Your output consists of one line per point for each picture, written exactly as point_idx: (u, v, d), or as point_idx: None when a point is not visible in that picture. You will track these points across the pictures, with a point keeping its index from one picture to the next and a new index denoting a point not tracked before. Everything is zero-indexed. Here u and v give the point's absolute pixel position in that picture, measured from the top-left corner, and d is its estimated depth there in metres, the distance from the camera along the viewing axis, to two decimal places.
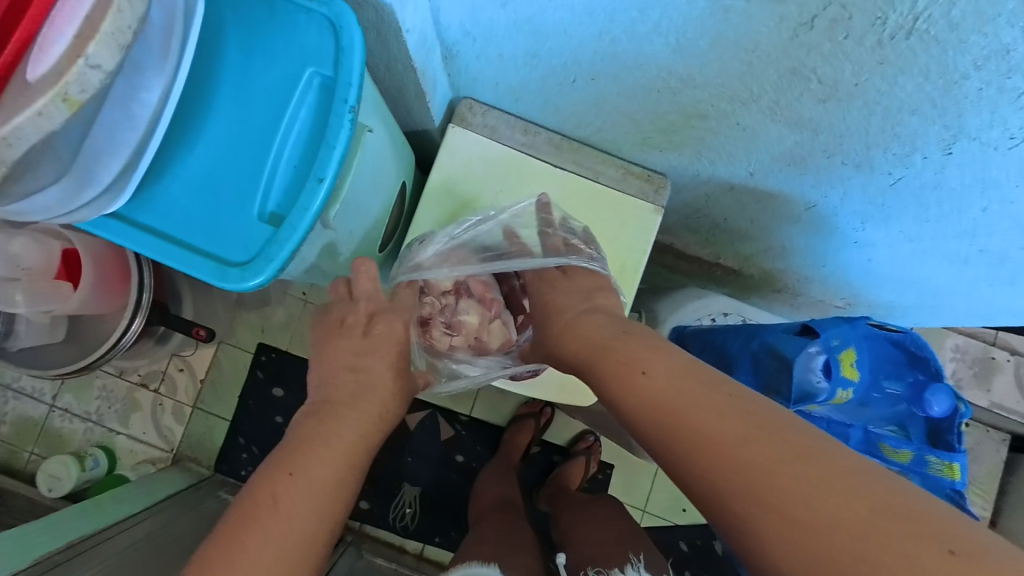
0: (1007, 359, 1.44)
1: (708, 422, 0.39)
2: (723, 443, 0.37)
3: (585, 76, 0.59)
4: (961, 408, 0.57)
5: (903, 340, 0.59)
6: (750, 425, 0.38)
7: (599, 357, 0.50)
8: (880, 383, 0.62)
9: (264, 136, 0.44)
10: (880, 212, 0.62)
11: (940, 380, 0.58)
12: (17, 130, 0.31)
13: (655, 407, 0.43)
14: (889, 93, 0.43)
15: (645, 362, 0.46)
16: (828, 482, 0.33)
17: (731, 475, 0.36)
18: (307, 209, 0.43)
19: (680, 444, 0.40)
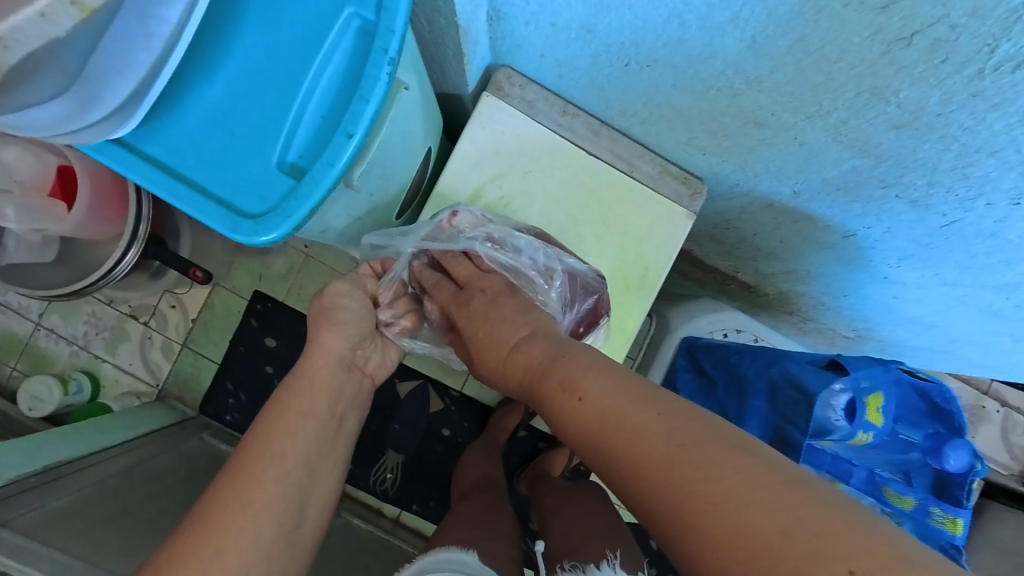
0: (996, 410, 1.45)
1: (644, 437, 0.37)
2: (658, 458, 0.36)
3: (640, 62, 0.55)
4: (978, 466, 0.58)
5: (930, 391, 0.59)
6: (682, 437, 0.36)
7: (541, 380, 0.48)
8: (899, 430, 0.61)
9: (292, 78, 0.41)
10: (922, 252, 0.59)
11: (961, 435, 0.58)
12: (16, 32, 0.27)
13: (592, 425, 0.41)
14: (973, 130, 0.39)
15: (582, 385, 0.44)
16: (762, 490, 0.32)
17: (671, 485, 0.35)
18: (333, 165, 0.39)
19: (613, 464, 0.38)
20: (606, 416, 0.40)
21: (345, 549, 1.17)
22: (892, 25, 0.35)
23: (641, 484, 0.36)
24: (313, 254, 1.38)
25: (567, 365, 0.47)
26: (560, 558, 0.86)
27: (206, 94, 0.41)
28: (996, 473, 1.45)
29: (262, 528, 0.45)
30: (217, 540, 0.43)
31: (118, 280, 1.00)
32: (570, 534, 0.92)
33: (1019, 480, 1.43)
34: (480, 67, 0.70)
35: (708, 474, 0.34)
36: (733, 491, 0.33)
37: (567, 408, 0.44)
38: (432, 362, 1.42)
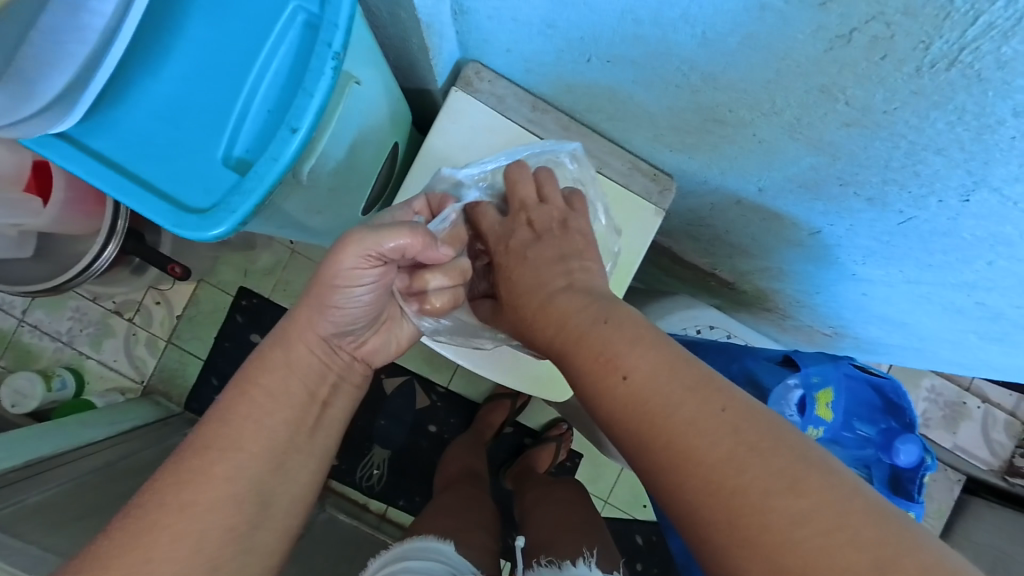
0: (977, 406, 1.45)
1: (700, 444, 0.35)
2: (712, 468, 0.34)
3: (601, 57, 0.55)
4: (928, 460, 0.58)
5: (883, 386, 0.60)
6: (744, 449, 0.34)
7: (575, 349, 0.46)
8: (853, 425, 0.61)
9: (238, 73, 0.41)
10: (884, 250, 0.59)
11: (912, 431, 0.59)
12: None
13: (635, 413, 0.39)
14: (918, 128, 0.40)
15: (623, 362, 0.42)
16: (823, 522, 0.31)
17: (724, 497, 0.34)
18: (277, 159, 0.39)
19: (658, 453, 0.37)
20: (650, 404, 0.38)
21: (329, 544, 1.17)
22: (834, 22, 0.35)
23: (689, 485, 0.35)
24: (298, 251, 1.38)
25: (600, 338, 0.45)
26: (535, 552, 0.86)
27: (151, 87, 0.40)
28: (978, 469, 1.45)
29: (212, 524, 0.41)
30: (155, 538, 0.39)
31: (97, 275, 1.00)
32: (546, 529, 0.92)
33: (999, 476, 1.43)
34: (448, 62, 0.70)
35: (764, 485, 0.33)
36: (786, 509, 0.32)
37: (607, 385, 0.41)
38: (418, 358, 1.42)
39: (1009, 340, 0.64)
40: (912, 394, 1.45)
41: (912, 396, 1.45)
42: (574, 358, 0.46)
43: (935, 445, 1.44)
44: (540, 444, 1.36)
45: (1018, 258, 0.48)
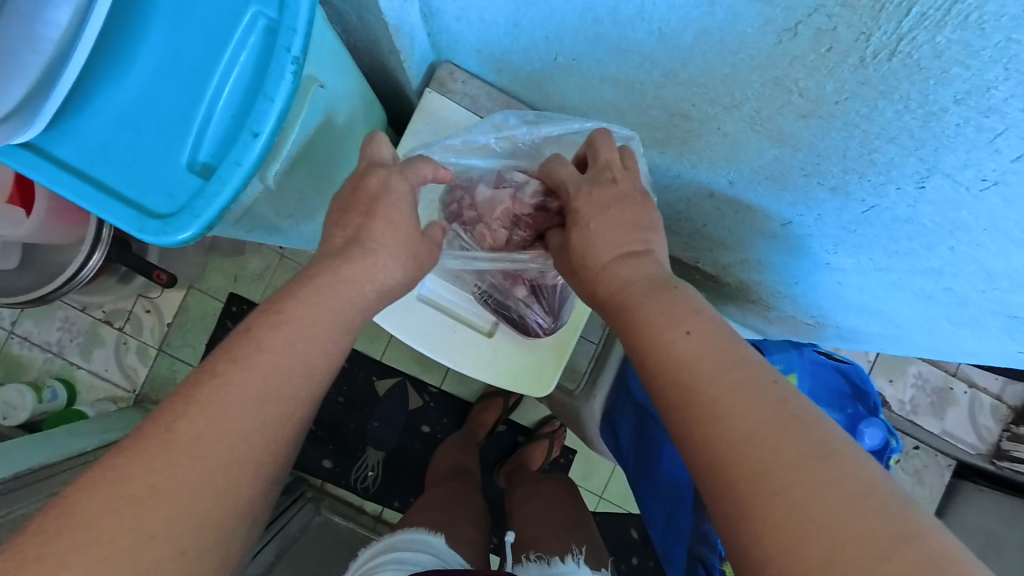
0: (964, 391, 1.47)
1: (735, 398, 0.34)
2: (744, 424, 0.32)
3: (567, 55, 0.55)
4: (893, 443, 0.59)
5: (850, 371, 0.62)
6: (779, 412, 0.33)
7: (635, 309, 0.43)
8: (821, 410, 0.62)
9: (200, 79, 0.42)
10: (853, 238, 0.60)
11: (876, 415, 0.60)
12: None
13: (678, 365, 0.37)
14: (869, 117, 0.41)
15: (688, 325, 0.39)
16: (852, 494, 0.28)
17: (740, 454, 0.32)
18: (239, 163, 0.41)
19: (690, 414, 0.35)
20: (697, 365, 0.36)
21: (324, 546, 1.17)
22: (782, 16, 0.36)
23: (714, 446, 0.33)
24: (287, 255, 1.39)
25: (654, 306, 0.41)
26: (525, 549, 0.87)
27: (111, 93, 0.41)
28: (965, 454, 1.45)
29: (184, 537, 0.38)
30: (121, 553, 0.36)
31: (84, 284, 1.01)
32: (536, 526, 0.93)
33: (988, 460, 1.44)
34: (422, 63, 0.70)
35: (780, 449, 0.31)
36: (799, 476, 0.30)
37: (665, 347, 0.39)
38: (409, 359, 1.43)
39: (980, 326, 0.65)
40: (900, 381, 1.46)
41: (900, 383, 1.46)
42: (629, 323, 0.43)
43: (923, 431, 1.46)
44: (533, 440, 1.37)
45: (976, 243, 0.49)
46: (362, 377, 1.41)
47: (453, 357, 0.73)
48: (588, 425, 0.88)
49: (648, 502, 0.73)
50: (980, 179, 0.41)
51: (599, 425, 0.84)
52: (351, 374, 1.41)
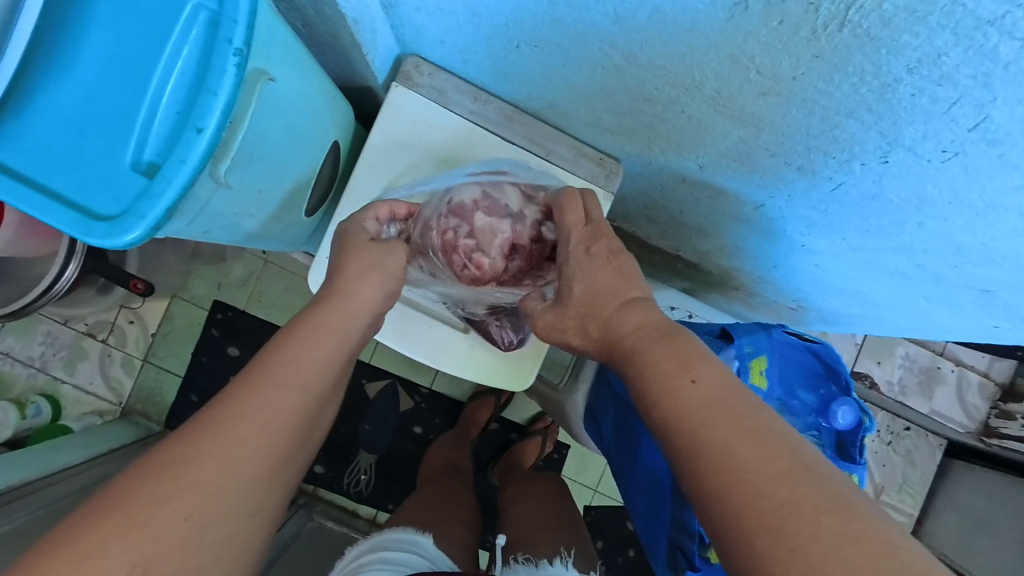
0: (951, 370, 1.48)
1: (747, 451, 0.35)
2: (758, 478, 0.34)
3: (528, 43, 0.54)
4: (866, 422, 0.58)
5: (819, 351, 0.60)
6: (792, 465, 0.34)
7: (639, 360, 0.43)
8: (794, 392, 0.62)
9: (141, 76, 0.41)
10: (824, 219, 0.60)
11: (848, 394, 0.60)
12: None
13: (688, 418, 0.38)
14: (826, 92, 0.40)
15: (690, 376, 0.40)
16: (868, 547, 0.30)
17: (764, 513, 0.33)
18: (184, 161, 0.40)
19: (710, 476, 0.35)
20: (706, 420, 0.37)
21: (319, 552, 1.16)
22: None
23: (736, 510, 0.34)
24: (270, 260, 1.37)
25: (662, 352, 0.42)
26: (514, 549, 0.86)
27: (51, 94, 0.39)
28: (954, 432, 1.46)
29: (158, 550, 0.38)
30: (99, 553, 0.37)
31: (61, 296, 0.99)
32: (525, 526, 0.92)
33: (977, 438, 1.45)
34: (387, 58, 0.69)
35: (799, 505, 0.32)
36: (822, 534, 0.31)
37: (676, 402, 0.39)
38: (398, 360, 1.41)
39: (955, 302, 0.65)
40: (889, 363, 1.47)
41: (889, 365, 1.47)
42: (635, 376, 0.43)
43: (913, 411, 1.47)
44: (525, 437, 1.36)
45: (941, 218, 0.49)
46: (351, 380, 1.40)
47: (428, 354, 0.72)
48: (571, 418, 0.87)
49: (632, 493, 0.73)
50: (940, 151, 0.40)
51: (582, 419, 0.83)
52: None
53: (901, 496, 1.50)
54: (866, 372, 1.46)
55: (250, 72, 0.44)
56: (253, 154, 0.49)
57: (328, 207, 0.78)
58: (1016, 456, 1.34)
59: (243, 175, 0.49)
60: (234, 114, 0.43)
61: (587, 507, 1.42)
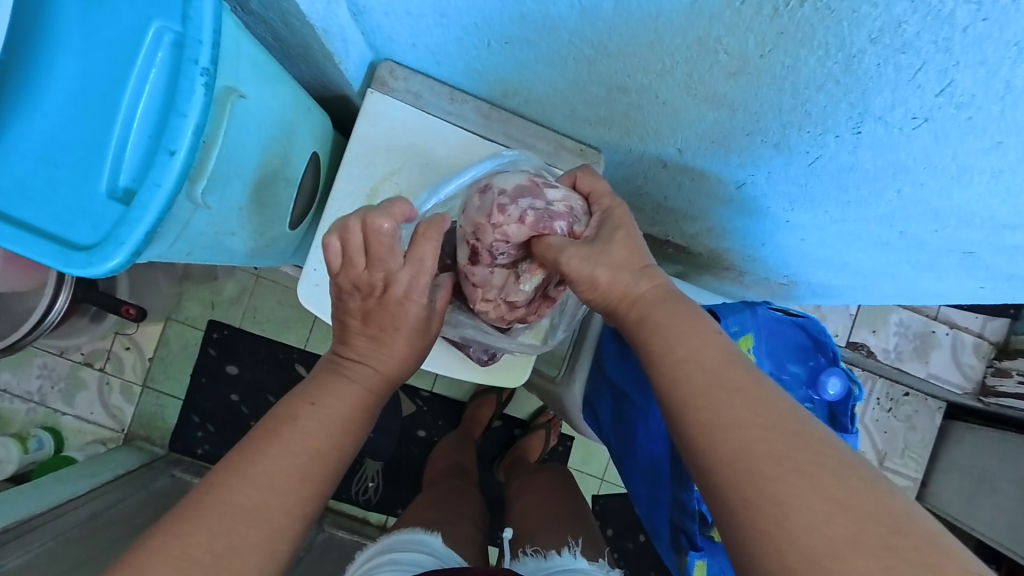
0: (946, 333, 1.49)
1: (735, 401, 0.40)
2: (743, 425, 0.38)
3: (499, 40, 0.55)
4: (855, 391, 0.59)
5: (806, 325, 0.62)
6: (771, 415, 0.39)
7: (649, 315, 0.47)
8: (785, 366, 0.62)
9: (111, 102, 0.40)
10: (804, 194, 0.60)
11: (837, 365, 0.61)
12: None
13: (687, 371, 0.43)
14: (794, 68, 0.40)
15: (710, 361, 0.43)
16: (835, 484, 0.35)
17: (766, 471, 0.36)
18: (159, 184, 0.40)
19: (729, 461, 0.38)
20: (735, 417, 0.39)
21: (332, 562, 1.16)
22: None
23: (742, 468, 0.37)
24: (262, 275, 1.36)
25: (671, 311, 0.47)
26: (522, 543, 0.87)
27: (22, 129, 0.39)
28: (953, 394, 1.49)
29: None
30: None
31: (52, 330, 0.99)
32: (532, 518, 0.93)
33: (975, 398, 1.47)
34: (360, 65, 0.69)
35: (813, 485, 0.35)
36: (832, 517, 0.34)
37: (696, 408, 0.41)
38: None
39: (938, 266, 0.66)
40: (884, 331, 1.48)
41: (884, 333, 1.48)
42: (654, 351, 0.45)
43: (910, 377, 1.48)
44: (529, 432, 1.36)
45: (918, 183, 0.49)
46: None
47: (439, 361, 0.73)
48: (571, 410, 0.88)
49: (632, 480, 0.73)
50: (909, 119, 0.41)
51: (581, 409, 0.84)
52: None
53: (903, 461, 1.52)
54: (861, 341, 1.47)
55: (219, 90, 0.44)
56: (229, 171, 0.48)
57: (313, 218, 0.78)
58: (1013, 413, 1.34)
59: (220, 194, 0.49)
60: (207, 134, 0.43)
61: (595, 497, 1.43)
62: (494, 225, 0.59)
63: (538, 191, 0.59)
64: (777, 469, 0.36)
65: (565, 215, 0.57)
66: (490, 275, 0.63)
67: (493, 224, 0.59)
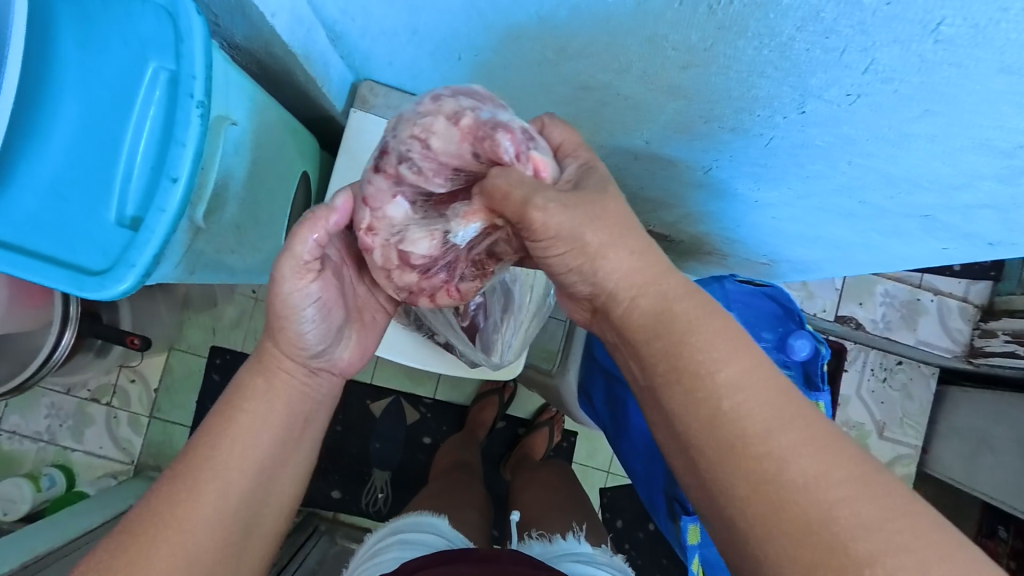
0: (931, 300, 1.53)
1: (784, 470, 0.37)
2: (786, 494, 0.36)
3: (468, 52, 0.59)
4: (823, 350, 0.63)
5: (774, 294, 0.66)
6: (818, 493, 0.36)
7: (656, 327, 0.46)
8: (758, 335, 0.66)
9: (115, 135, 0.44)
10: (767, 172, 0.64)
11: (805, 328, 0.65)
12: None
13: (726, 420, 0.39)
14: (735, 58, 0.44)
15: (744, 373, 0.39)
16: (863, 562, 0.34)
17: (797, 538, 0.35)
18: (163, 208, 0.44)
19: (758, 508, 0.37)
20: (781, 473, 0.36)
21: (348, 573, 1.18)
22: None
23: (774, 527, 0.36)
24: (261, 297, 1.40)
25: None
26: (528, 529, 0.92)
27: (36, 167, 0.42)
28: (944, 359, 1.52)
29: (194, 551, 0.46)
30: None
31: (61, 366, 1.01)
32: (536, 509, 0.96)
33: (965, 360, 1.50)
34: (341, 84, 0.73)
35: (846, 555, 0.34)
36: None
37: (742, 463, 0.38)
38: (399, 376, 1.44)
39: (901, 231, 0.70)
40: (870, 303, 1.52)
41: (871, 305, 1.52)
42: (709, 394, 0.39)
43: (900, 345, 1.52)
44: (533, 430, 1.38)
45: (866, 153, 0.53)
46: (356, 402, 1.43)
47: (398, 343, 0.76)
48: (568, 400, 0.91)
49: (629, 460, 0.76)
50: (845, 95, 0.45)
51: (577, 397, 0.87)
52: (343, 401, 1.42)
53: (904, 429, 1.55)
54: (848, 315, 1.51)
55: (213, 119, 0.47)
56: (227, 193, 0.52)
57: None
58: (1005, 372, 1.38)
59: (218, 216, 0.52)
60: (204, 159, 0.47)
61: (603, 489, 1.46)
62: (426, 121, 0.50)
63: (495, 107, 0.51)
64: (812, 501, 0.35)
65: (519, 135, 0.48)
66: (388, 201, 0.51)
67: (424, 121, 0.50)
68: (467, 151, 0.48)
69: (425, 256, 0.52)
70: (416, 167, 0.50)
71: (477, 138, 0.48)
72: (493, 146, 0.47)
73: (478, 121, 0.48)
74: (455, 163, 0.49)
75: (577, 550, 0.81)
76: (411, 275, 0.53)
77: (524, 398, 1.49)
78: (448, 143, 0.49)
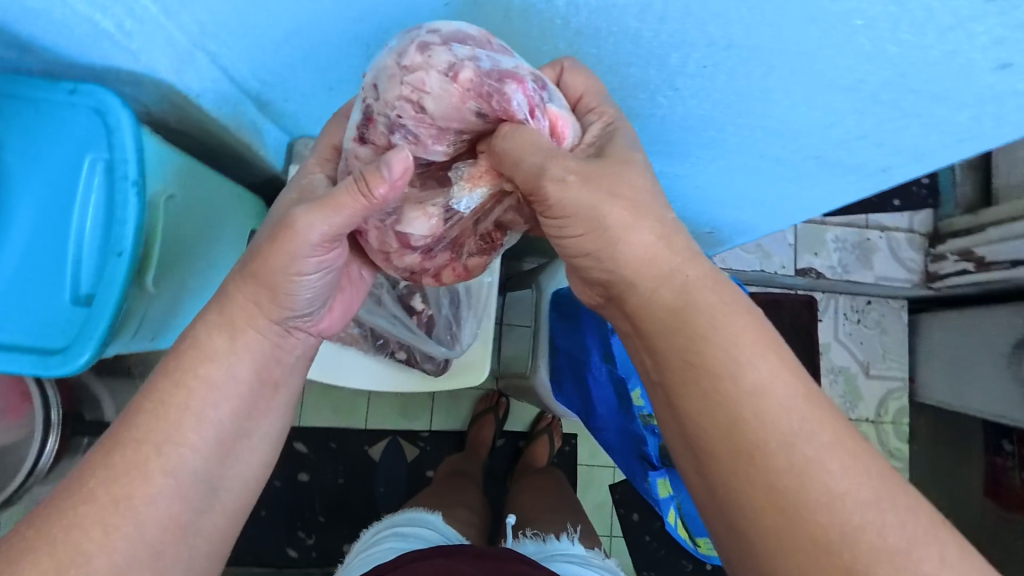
0: (880, 237, 1.60)
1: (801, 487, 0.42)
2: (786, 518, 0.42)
3: None
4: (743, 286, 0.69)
5: None
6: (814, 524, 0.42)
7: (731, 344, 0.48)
8: None
9: (60, 224, 0.48)
10: (670, 149, 0.71)
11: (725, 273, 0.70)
12: None
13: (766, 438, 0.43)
14: (599, 49, 0.50)
15: (779, 390, 0.44)
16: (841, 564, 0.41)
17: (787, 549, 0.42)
18: (114, 281, 0.47)
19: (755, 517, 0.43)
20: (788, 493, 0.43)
21: None
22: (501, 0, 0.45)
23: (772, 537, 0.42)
24: None
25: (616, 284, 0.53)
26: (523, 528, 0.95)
27: None
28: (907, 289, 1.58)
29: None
30: None
31: (47, 475, 0.99)
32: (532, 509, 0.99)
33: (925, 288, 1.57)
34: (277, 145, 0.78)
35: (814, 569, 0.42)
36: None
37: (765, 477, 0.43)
38: (392, 415, 1.45)
39: (806, 173, 0.75)
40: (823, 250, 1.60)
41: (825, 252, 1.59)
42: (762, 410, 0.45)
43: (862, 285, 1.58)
44: (532, 440, 1.40)
45: (746, 112, 0.59)
46: (354, 449, 1.42)
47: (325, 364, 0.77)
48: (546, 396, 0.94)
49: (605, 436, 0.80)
50: (702, 66, 0.51)
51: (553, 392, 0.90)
52: (342, 450, 1.42)
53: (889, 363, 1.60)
54: (807, 267, 1.57)
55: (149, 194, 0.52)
56: (171, 259, 0.56)
57: None
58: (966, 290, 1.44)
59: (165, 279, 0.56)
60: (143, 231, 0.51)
61: (616, 484, 1.46)
62: (410, 78, 0.44)
63: (487, 48, 0.46)
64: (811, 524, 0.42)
65: (535, 95, 0.47)
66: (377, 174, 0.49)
67: (410, 75, 0.44)
68: (467, 114, 0.45)
69: (420, 238, 0.52)
70: (396, 138, 0.46)
71: (483, 96, 0.45)
72: (495, 115, 0.46)
73: (478, 75, 0.44)
74: (456, 126, 0.46)
75: (570, 551, 0.81)
76: (411, 255, 0.54)
77: (519, 409, 1.51)
78: (441, 95, 0.44)
